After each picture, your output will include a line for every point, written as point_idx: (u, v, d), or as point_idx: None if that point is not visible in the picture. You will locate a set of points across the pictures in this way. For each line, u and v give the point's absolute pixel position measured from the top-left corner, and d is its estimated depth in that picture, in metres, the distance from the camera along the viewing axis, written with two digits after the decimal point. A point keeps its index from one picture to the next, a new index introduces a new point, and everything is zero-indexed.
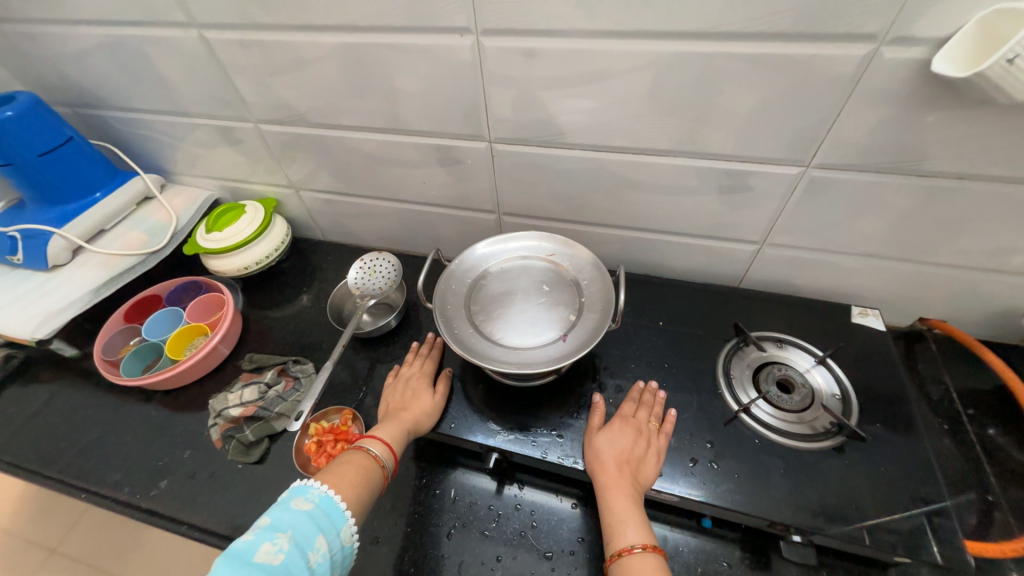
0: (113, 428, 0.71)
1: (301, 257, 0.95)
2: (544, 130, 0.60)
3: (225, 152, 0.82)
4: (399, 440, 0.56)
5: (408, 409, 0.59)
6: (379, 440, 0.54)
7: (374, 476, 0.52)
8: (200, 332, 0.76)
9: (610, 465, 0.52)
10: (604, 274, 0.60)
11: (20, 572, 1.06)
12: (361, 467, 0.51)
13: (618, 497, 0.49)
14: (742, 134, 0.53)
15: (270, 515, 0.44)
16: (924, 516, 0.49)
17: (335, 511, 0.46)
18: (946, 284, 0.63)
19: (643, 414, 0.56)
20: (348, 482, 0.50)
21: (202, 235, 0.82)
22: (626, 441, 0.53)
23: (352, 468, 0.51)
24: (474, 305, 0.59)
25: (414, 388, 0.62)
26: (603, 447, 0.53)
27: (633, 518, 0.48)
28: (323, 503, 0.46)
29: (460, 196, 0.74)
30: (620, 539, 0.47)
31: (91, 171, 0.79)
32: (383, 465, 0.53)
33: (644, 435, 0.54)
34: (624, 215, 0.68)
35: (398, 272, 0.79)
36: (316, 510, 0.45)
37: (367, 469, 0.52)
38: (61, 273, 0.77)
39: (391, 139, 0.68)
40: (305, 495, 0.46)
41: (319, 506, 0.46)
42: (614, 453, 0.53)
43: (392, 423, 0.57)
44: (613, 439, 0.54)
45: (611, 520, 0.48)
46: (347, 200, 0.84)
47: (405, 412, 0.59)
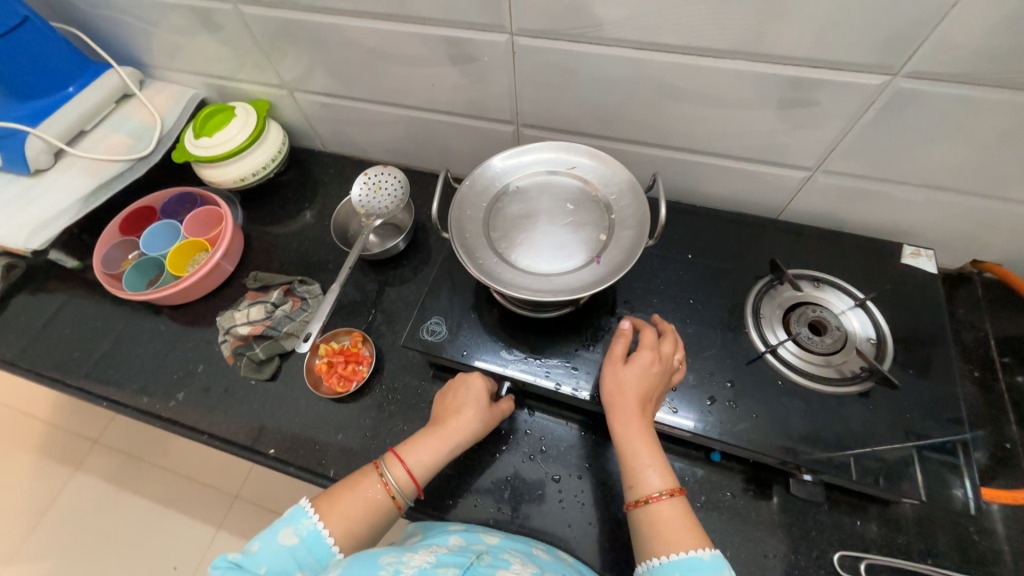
0: (126, 340, 0.71)
1: (301, 169, 0.88)
2: (577, 20, 0.50)
3: (206, 42, 0.72)
4: (425, 471, 0.50)
5: (447, 431, 0.51)
6: (401, 467, 0.49)
7: (381, 510, 0.47)
8: (200, 247, 0.72)
9: (633, 401, 0.48)
10: (637, 193, 0.53)
11: (69, 458, 1.16)
12: (371, 497, 0.47)
13: (640, 436, 0.47)
14: (821, 30, 0.43)
15: (259, 539, 0.43)
16: (915, 448, 0.49)
17: (324, 550, 0.43)
18: (1017, 223, 0.56)
19: (668, 347, 0.52)
20: (349, 514, 0.46)
21: (191, 140, 0.75)
22: (649, 378, 0.49)
23: (360, 497, 0.47)
24: (493, 231, 0.54)
25: (477, 414, 0.53)
26: (626, 382, 0.49)
27: (657, 463, 0.45)
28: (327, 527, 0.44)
29: (474, 103, 0.65)
30: (643, 483, 0.45)
31: (57, 61, 0.71)
32: (395, 497, 0.48)
33: (665, 370, 0.50)
34: (661, 132, 0.59)
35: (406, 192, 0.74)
36: (299, 547, 0.43)
37: (375, 500, 0.47)
38: (46, 178, 0.72)
39: (394, 29, 0.58)
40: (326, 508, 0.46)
41: (304, 541, 0.43)
42: (637, 391, 0.49)
43: (425, 448, 0.50)
44: (638, 373, 0.49)
45: (633, 463, 0.46)
46: (348, 105, 0.75)
47: (443, 439, 0.51)
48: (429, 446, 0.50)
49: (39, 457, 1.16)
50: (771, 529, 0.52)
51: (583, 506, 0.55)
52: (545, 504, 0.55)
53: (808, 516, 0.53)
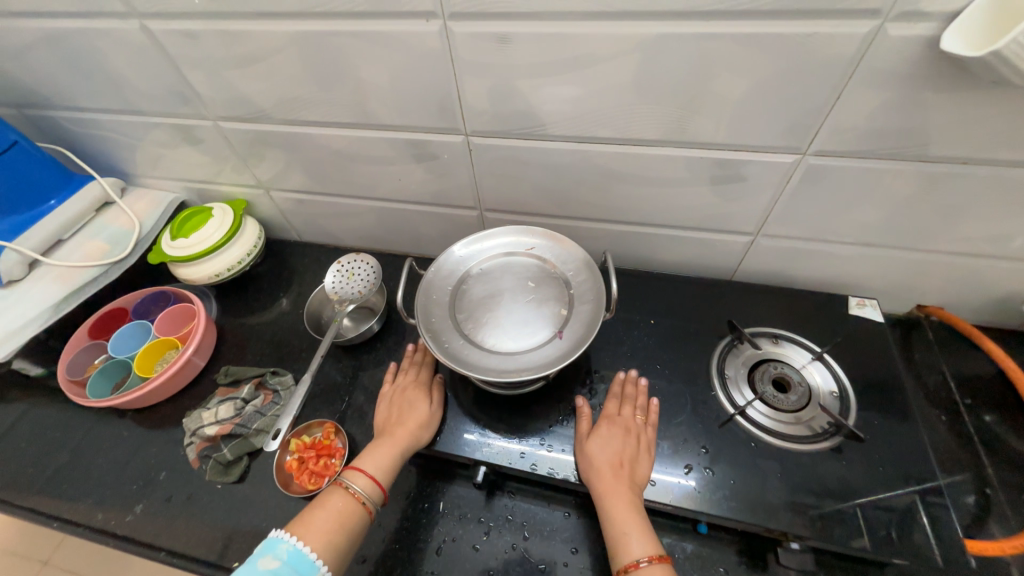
0: (86, 450, 0.68)
1: (277, 260, 0.91)
2: (523, 121, 0.56)
3: (186, 152, 0.77)
4: (385, 472, 0.53)
5: (399, 435, 0.55)
6: (363, 474, 0.52)
7: (353, 518, 0.50)
8: (171, 345, 0.72)
9: (605, 470, 0.50)
10: (592, 267, 0.56)
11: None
12: (340, 509, 0.50)
13: (619, 504, 0.48)
14: (734, 121, 0.50)
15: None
16: (919, 496, 0.49)
17: (307, 565, 0.45)
18: (945, 271, 0.60)
19: (628, 411, 0.55)
20: (324, 529, 0.48)
21: (167, 242, 0.77)
22: (615, 445, 0.52)
23: (330, 512, 0.49)
24: (459, 313, 0.55)
25: (417, 416, 0.57)
26: (594, 452, 0.51)
27: (636, 528, 0.46)
28: (292, 558, 0.45)
29: (439, 193, 0.70)
30: (626, 550, 0.45)
31: (41, 177, 0.74)
32: (364, 503, 0.51)
33: (629, 433, 0.53)
34: (611, 209, 0.64)
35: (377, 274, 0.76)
36: (283, 567, 0.44)
37: (347, 510, 0.50)
38: (17, 288, 0.72)
39: (361, 135, 0.64)
40: (273, 552, 0.45)
41: (286, 563, 0.45)
42: (607, 459, 0.50)
43: (382, 452, 0.54)
44: (603, 442, 0.52)
45: (614, 532, 0.46)
46: (321, 200, 0.80)
47: (396, 441, 0.55)
48: (385, 451, 0.54)
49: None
50: None
51: None
52: None
53: None
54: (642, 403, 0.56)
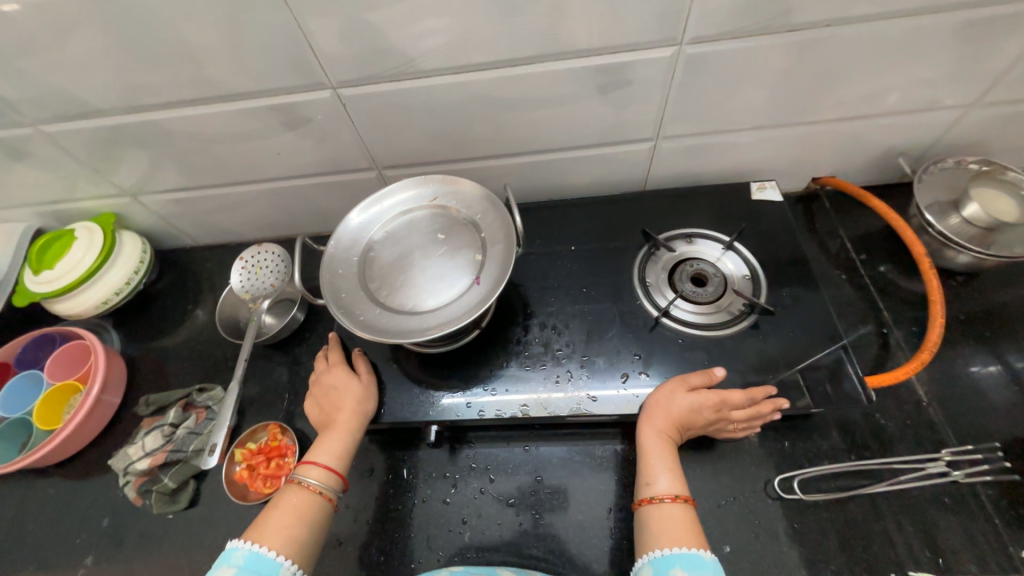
0: (11, 519, 0.62)
1: (176, 271, 0.82)
2: (390, 60, 0.51)
3: (19, 171, 0.66)
4: (339, 458, 0.51)
5: (343, 420, 0.53)
6: (316, 465, 0.50)
7: (314, 510, 0.48)
8: (74, 389, 0.65)
9: (667, 421, 0.49)
10: (498, 206, 0.53)
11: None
12: (297, 505, 0.47)
13: (662, 449, 0.48)
14: (605, 21, 0.47)
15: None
16: (841, 346, 0.54)
17: (266, 564, 0.43)
18: (831, 139, 0.63)
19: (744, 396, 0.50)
20: (284, 527, 0.45)
21: (32, 279, 0.68)
22: (701, 409, 0.49)
23: (287, 509, 0.47)
24: (371, 283, 0.52)
25: (354, 396, 0.55)
26: (672, 404, 0.49)
27: (670, 469, 0.47)
28: (248, 562, 0.42)
29: (328, 161, 0.64)
30: (651, 487, 0.46)
31: None
32: (324, 493, 0.49)
33: (717, 406, 0.49)
34: (511, 142, 0.62)
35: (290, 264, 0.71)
36: (241, 572, 0.41)
37: (305, 504, 0.48)
38: None
39: (216, 111, 0.56)
40: (228, 561, 0.42)
41: (243, 568, 0.42)
42: (678, 413, 0.49)
43: (331, 440, 0.52)
44: (693, 404, 0.49)
45: (646, 466, 0.48)
46: (202, 195, 0.71)
47: (342, 426, 0.53)
48: (334, 439, 0.52)
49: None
50: (718, 478, 0.54)
51: (545, 520, 0.54)
52: (509, 531, 0.54)
53: (745, 453, 0.55)
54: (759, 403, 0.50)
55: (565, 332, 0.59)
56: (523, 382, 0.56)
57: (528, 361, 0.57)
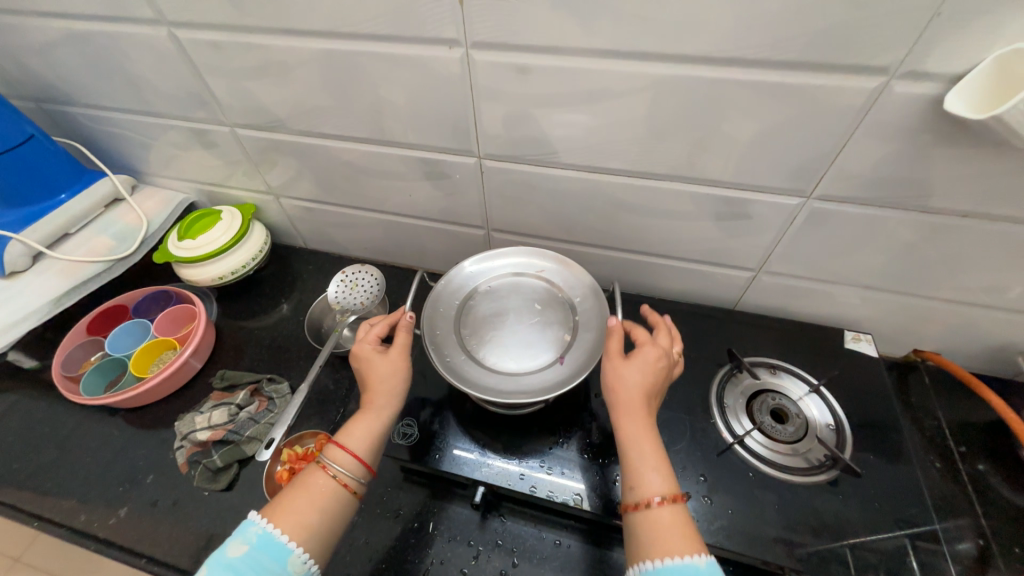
0: (73, 448, 0.67)
1: (281, 264, 0.91)
2: (536, 148, 0.57)
3: (200, 154, 0.78)
4: (368, 448, 0.51)
5: (377, 405, 0.53)
6: (344, 453, 0.50)
7: (336, 500, 0.48)
8: (169, 346, 0.71)
9: (631, 398, 0.46)
10: (596, 295, 0.56)
11: None
12: (320, 490, 0.47)
13: (635, 422, 0.45)
14: (741, 162, 0.51)
15: (203, 568, 0.42)
16: (898, 527, 0.50)
17: (279, 548, 0.43)
18: (942, 318, 0.61)
19: (666, 343, 0.51)
20: (304, 511, 0.46)
21: (174, 242, 0.78)
22: (647, 373, 0.48)
23: (310, 494, 0.47)
24: (464, 328, 0.55)
25: (387, 373, 0.55)
26: (627, 377, 0.47)
27: (657, 464, 0.43)
28: (260, 542, 0.43)
29: (448, 211, 0.71)
30: (643, 487, 0.42)
31: (54, 172, 0.74)
32: (346, 484, 0.48)
33: (661, 366, 0.49)
34: (617, 237, 0.65)
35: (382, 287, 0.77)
36: (252, 552, 0.42)
37: (327, 491, 0.48)
38: (19, 280, 0.71)
39: (375, 150, 0.65)
40: (241, 537, 0.43)
41: (255, 546, 0.43)
42: (639, 387, 0.47)
43: (361, 427, 0.52)
44: (634, 370, 0.47)
45: (633, 464, 0.43)
46: (330, 210, 0.80)
47: (376, 413, 0.53)
48: (363, 425, 0.52)
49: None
50: None
51: None
52: None
53: None
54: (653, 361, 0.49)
55: None
56: (580, 469, 0.56)
57: (589, 451, 0.57)
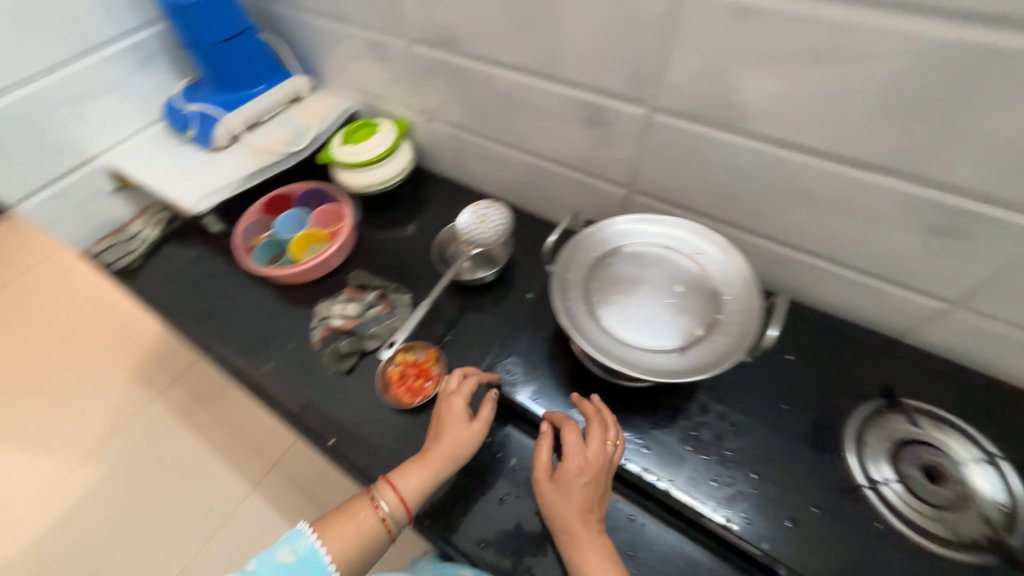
0: (239, 304, 0.80)
1: (417, 185, 0.96)
2: (721, 108, 0.51)
3: (372, 66, 0.83)
4: (414, 496, 0.54)
5: (434, 461, 0.55)
6: (393, 493, 0.54)
7: (375, 538, 0.53)
8: (319, 239, 0.81)
9: (574, 522, 0.47)
10: (752, 290, 0.50)
11: None
12: (365, 524, 0.53)
13: (586, 551, 0.46)
14: (996, 165, 0.40)
15: (260, 558, 0.52)
16: None
17: (318, 564, 0.51)
18: None
19: (595, 446, 0.50)
20: (345, 542, 0.52)
21: (337, 146, 0.85)
22: (582, 490, 0.48)
23: (355, 525, 0.53)
24: (594, 281, 0.54)
25: (455, 440, 0.56)
26: (571, 488, 0.48)
27: None
28: (304, 557, 0.51)
29: (594, 163, 0.68)
30: None
31: (257, 65, 0.85)
32: (387, 526, 0.54)
33: (599, 473, 0.49)
34: (782, 227, 0.57)
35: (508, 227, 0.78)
36: (296, 563, 0.51)
37: (370, 527, 0.53)
38: (221, 155, 0.85)
39: (539, 85, 0.63)
40: (291, 546, 0.52)
41: (300, 559, 0.51)
42: (581, 498, 0.48)
43: (417, 473, 0.55)
44: (561, 489, 0.48)
45: None
46: (475, 140, 0.81)
47: (429, 463, 0.55)
48: (416, 472, 0.55)
49: (139, 380, 1.38)
50: None
51: None
52: None
53: None
54: (574, 462, 0.49)
55: (742, 436, 0.54)
56: (678, 457, 0.53)
57: (691, 442, 0.54)
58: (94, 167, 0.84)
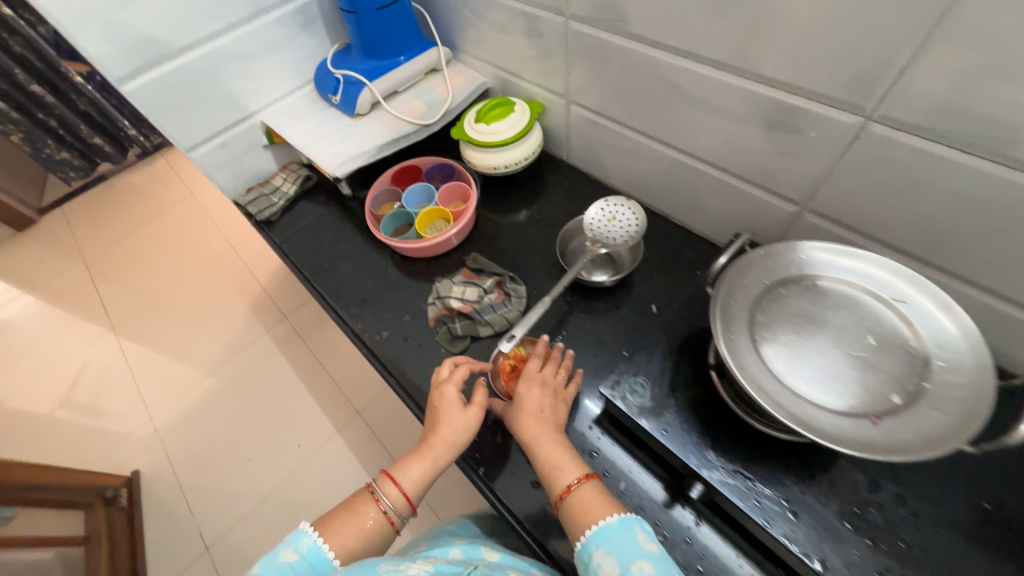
0: (362, 269, 0.84)
1: (540, 170, 0.92)
2: (981, 127, 0.40)
3: (518, 42, 0.79)
4: (417, 486, 0.55)
5: (437, 450, 0.56)
6: (395, 488, 0.54)
7: (380, 532, 0.53)
8: (443, 217, 0.81)
9: (531, 415, 0.56)
10: (981, 358, 0.39)
11: None
12: (369, 522, 0.52)
13: (549, 442, 0.53)
14: None
15: (261, 564, 0.48)
16: None
17: (323, 560, 0.49)
18: None
19: (551, 370, 0.60)
20: (348, 537, 0.51)
21: (470, 123, 0.83)
22: (536, 393, 0.58)
23: (359, 522, 0.52)
24: (760, 313, 0.47)
25: (457, 425, 0.57)
26: (524, 396, 0.58)
27: (564, 457, 0.52)
28: (309, 555, 0.49)
29: (764, 171, 0.59)
30: (560, 479, 0.51)
31: (404, 34, 0.84)
32: (391, 520, 0.53)
33: (553, 392, 0.59)
34: (1020, 284, 0.46)
35: (640, 230, 0.70)
36: (301, 562, 0.48)
37: (376, 523, 0.53)
38: (360, 122, 0.87)
39: (719, 77, 0.55)
40: (294, 545, 0.49)
41: (304, 557, 0.49)
42: (533, 403, 0.57)
43: (416, 467, 0.56)
44: (527, 393, 0.58)
45: (547, 463, 0.52)
46: (617, 131, 0.75)
47: (429, 450, 0.56)
48: (416, 464, 0.56)
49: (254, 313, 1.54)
50: None
51: None
52: None
53: None
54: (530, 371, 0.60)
55: (922, 530, 0.44)
56: (833, 535, 0.44)
57: (853, 520, 0.44)
58: (253, 122, 0.91)
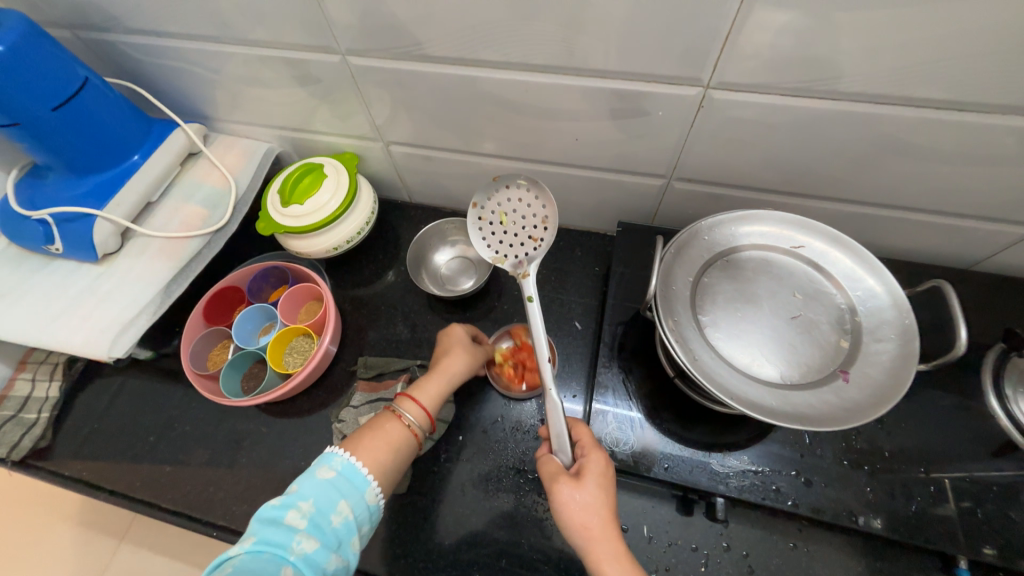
0: (223, 447, 0.62)
1: (387, 222, 0.78)
2: (809, 74, 0.41)
3: (290, 94, 0.61)
4: (436, 405, 0.51)
5: (446, 367, 0.53)
6: (416, 403, 0.50)
7: (405, 447, 0.48)
8: (301, 334, 0.63)
9: (591, 520, 0.41)
10: (886, 280, 0.43)
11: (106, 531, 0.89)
12: (392, 434, 0.47)
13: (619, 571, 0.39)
14: None
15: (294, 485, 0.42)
16: None
17: (362, 479, 0.43)
18: None
19: (595, 452, 0.44)
20: (378, 451, 0.45)
21: (278, 208, 0.64)
22: (592, 497, 0.42)
23: (384, 435, 0.46)
24: (703, 314, 0.45)
25: (464, 351, 0.55)
26: (576, 497, 0.42)
27: None
28: (346, 469, 0.43)
29: (625, 157, 0.56)
30: None
31: (122, 126, 0.59)
32: (416, 434, 0.49)
33: (604, 482, 0.43)
34: (860, 189, 0.52)
35: (546, 206, 0.55)
36: (339, 478, 0.42)
37: (399, 437, 0.47)
38: (118, 264, 0.61)
39: (550, 82, 0.48)
40: (328, 463, 0.43)
41: (342, 473, 0.43)
42: (596, 500, 0.42)
43: (432, 383, 0.52)
44: (581, 497, 0.42)
45: None
46: (456, 159, 0.65)
47: (443, 369, 0.53)
48: (432, 381, 0.52)
49: (71, 528, 0.89)
50: None
51: None
52: None
53: None
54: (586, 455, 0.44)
55: (884, 429, 0.51)
56: (838, 477, 0.49)
57: (847, 456, 0.50)
58: None
